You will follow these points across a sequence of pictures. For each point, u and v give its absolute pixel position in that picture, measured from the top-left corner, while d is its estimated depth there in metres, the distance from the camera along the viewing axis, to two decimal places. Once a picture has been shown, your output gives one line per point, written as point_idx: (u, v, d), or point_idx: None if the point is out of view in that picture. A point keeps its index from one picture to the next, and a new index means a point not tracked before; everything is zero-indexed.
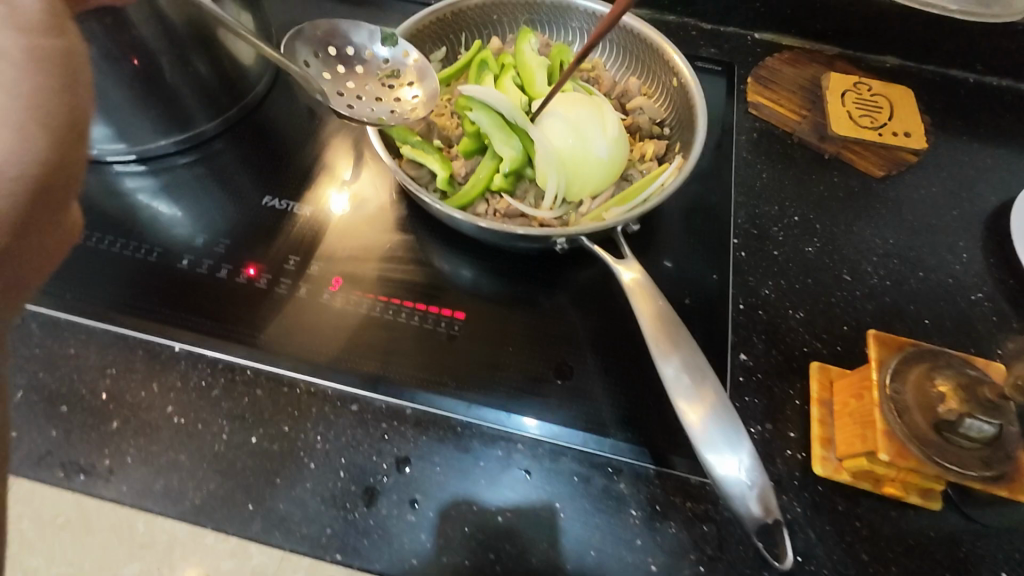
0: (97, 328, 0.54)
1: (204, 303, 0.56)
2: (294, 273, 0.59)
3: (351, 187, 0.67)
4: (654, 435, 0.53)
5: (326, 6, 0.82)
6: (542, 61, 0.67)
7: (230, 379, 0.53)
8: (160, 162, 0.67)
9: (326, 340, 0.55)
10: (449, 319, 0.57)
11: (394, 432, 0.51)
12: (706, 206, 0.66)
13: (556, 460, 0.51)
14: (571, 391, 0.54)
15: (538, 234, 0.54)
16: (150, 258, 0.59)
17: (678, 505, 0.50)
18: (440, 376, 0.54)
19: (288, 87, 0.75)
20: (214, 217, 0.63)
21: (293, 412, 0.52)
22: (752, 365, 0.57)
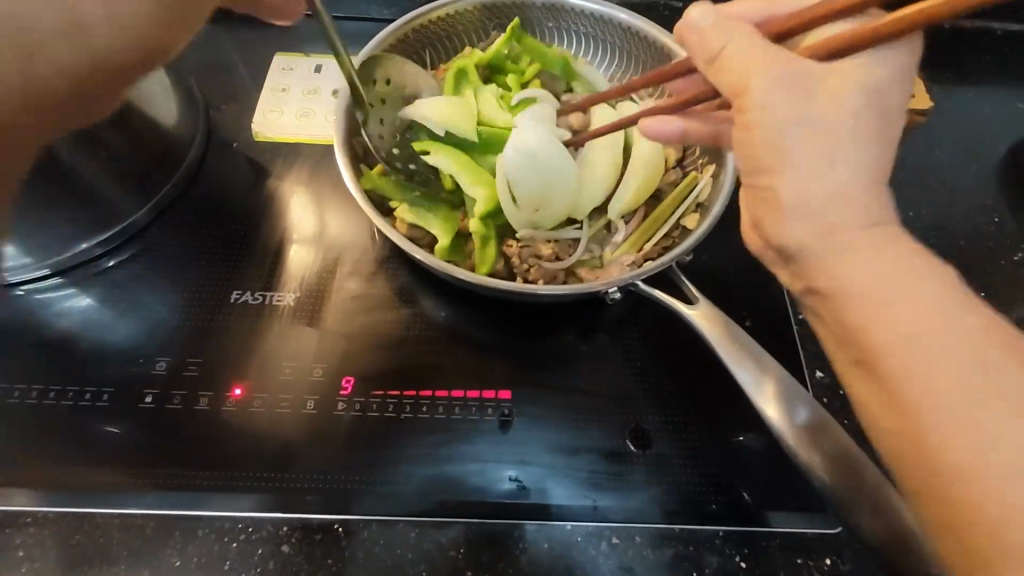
0: (51, 514, 0.43)
1: (188, 447, 0.45)
2: (293, 385, 0.48)
3: (337, 258, 0.56)
4: (752, 489, 0.47)
5: (247, 44, 0.69)
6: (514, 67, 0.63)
7: (243, 540, 0.42)
8: (83, 271, 0.54)
9: (350, 462, 0.46)
10: (494, 403, 0.49)
11: (466, 559, 0.43)
12: (731, 212, 0.61)
13: (654, 547, 0.44)
14: (651, 459, 0.47)
15: (586, 289, 0.46)
16: (100, 404, 0.47)
17: (802, 567, 0.44)
18: (499, 475, 0.46)
19: (225, 147, 0.62)
20: (171, 330, 0.51)
21: (333, 563, 0.42)
22: (831, 381, 0.52)
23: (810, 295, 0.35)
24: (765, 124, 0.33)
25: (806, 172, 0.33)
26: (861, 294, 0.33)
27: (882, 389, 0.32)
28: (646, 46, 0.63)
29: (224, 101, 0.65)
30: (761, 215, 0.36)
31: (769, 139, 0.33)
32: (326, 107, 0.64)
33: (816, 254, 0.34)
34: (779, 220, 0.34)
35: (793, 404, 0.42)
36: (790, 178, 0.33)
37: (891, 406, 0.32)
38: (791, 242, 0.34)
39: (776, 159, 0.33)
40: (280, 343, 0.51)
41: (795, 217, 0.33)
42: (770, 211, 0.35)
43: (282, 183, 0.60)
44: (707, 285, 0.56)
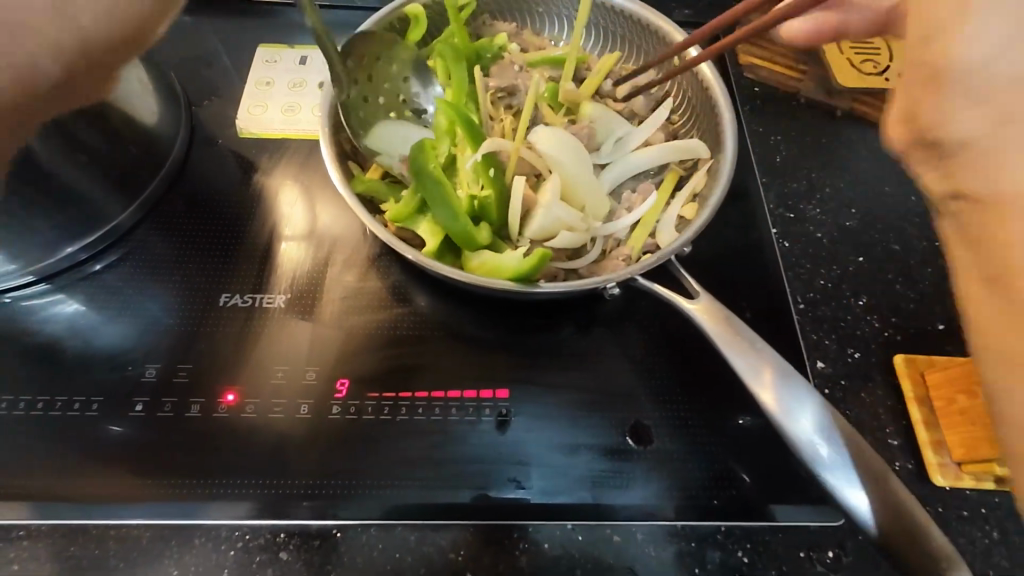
0: (42, 526, 0.42)
1: (181, 455, 0.45)
2: (287, 389, 0.48)
3: (329, 255, 0.55)
4: (753, 483, 0.46)
5: (230, 37, 0.67)
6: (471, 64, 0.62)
7: (238, 547, 0.42)
8: (69, 275, 0.53)
9: (347, 467, 0.45)
10: (490, 402, 0.48)
11: (466, 561, 0.42)
12: (728, 201, 0.60)
13: (656, 543, 0.43)
14: (650, 456, 0.46)
15: (583, 286, 0.45)
16: (90, 414, 0.46)
17: (804, 561, 0.43)
18: (498, 476, 0.45)
19: (209, 145, 0.61)
20: (159, 335, 0.50)
21: (332, 568, 0.42)
22: (831, 371, 0.51)
23: (947, 201, 0.29)
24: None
25: (1017, 46, 0.25)
26: (1009, 199, 0.26)
27: (1005, 302, 0.27)
28: (639, 29, 0.62)
29: (207, 96, 0.63)
30: (918, 103, 0.28)
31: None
32: (311, 100, 0.62)
33: (958, 152, 0.28)
34: (939, 93, 0.27)
35: (794, 396, 0.41)
36: (985, 44, 0.25)
37: (1008, 327, 0.27)
38: (956, 134, 0.27)
39: (967, 22, 0.26)
40: (273, 345, 0.50)
41: (971, 100, 0.26)
42: (931, 91, 0.27)
43: (270, 179, 0.59)
44: (706, 277, 0.55)
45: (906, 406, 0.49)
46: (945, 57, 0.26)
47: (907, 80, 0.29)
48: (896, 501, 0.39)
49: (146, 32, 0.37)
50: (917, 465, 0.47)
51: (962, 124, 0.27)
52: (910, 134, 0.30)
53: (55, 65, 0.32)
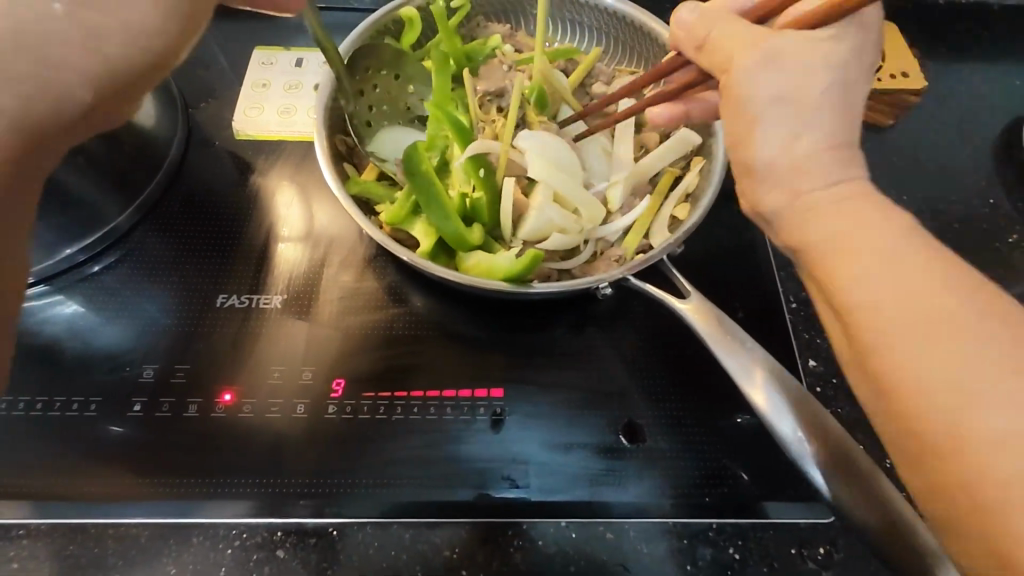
0: (42, 526, 0.43)
1: (179, 454, 0.45)
2: (284, 389, 0.48)
3: (325, 256, 0.55)
4: (744, 481, 0.47)
5: (227, 39, 0.67)
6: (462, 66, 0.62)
7: (237, 545, 0.43)
8: (68, 277, 0.53)
9: (342, 467, 0.45)
10: (485, 401, 0.48)
11: (461, 559, 0.43)
12: (722, 201, 0.60)
13: (650, 541, 0.44)
14: (644, 455, 0.47)
15: (575, 286, 0.46)
16: (88, 414, 0.47)
17: (795, 558, 0.44)
18: (494, 475, 0.46)
19: (206, 146, 0.61)
20: (157, 335, 0.50)
21: (329, 566, 0.42)
22: (823, 370, 0.51)
23: (795, 260, 0.36)
24: (746, 100, 0.34)
25: (788, 142, 0.34)
26: (841, 255, 0.32)
27: (857, 365, 0.31)
28: (632, 30, 0.62)
29: (204, 98, 0.64)
30: (744, 187, 0.37)
31: (754, 107, 0.34)
32: (307, 102, 0.63)
33: (791, 219, 0.34)
34: (757, 191, 0.36)
35: (784, 395, 0.42)
36: (774, 143, 0.34)
37: (859, 359, 0.32)
38: (768, 210, 0.35)
39: (751, 129, 0.34)
40: (270, 346, 0.50)
41: (768, 187, 0.35)
42: (748, 179, 0.36)
43: (267, 181, 0.59)
44: (699, 276, 0.56)
45: None
46: (746, 157, 0.35)
47: (734, 169, 0.37)
48: (884, 498, 0.39)
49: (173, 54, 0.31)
50: None
51: (766, 204, 0.35)
52: (753, 208, 0.37)
53: (89, 95, 0.30)
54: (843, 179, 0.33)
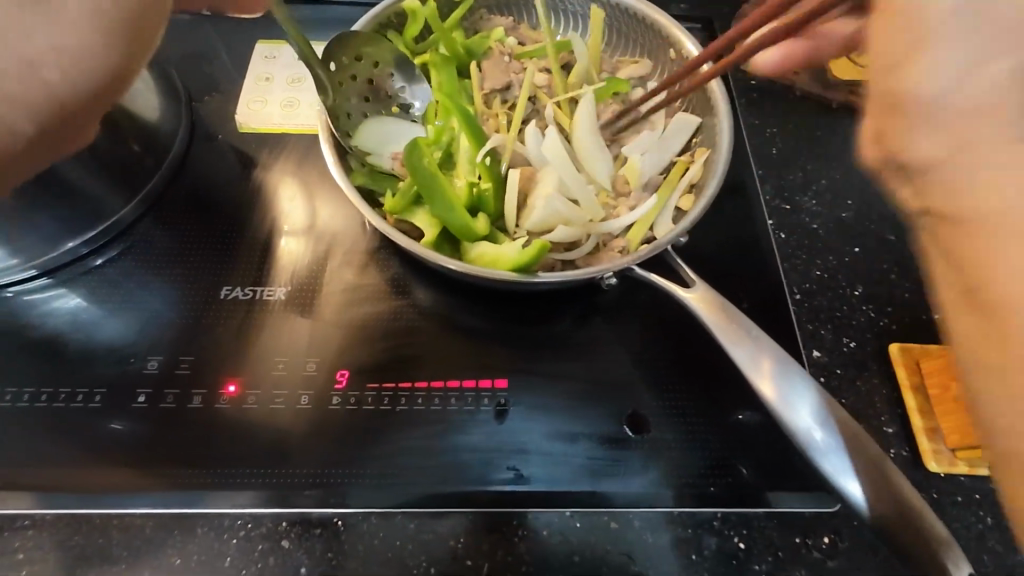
0: (46, 516, 0.43)
1: (185, 444, 0.45)
2: (289, 380, 0.48)
3: (329, 248, 0.56)
4: (751, 471, 0.47)
5: (230, 33, 0.67)
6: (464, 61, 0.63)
7: (242, 535, 0.43)
8: (71, 269, 0.53)
9: (347, 456, 0.45)
10: (489, 392, 0.48)
11: (466, 549, 0.43)
12: (725, 193, 0.60)
13: (655, 530, 0.44)
14: (648, 445, 0.47)
15: (580, 275, 0.46)
16: (92, 405, 0.47)
17: (800, 547, 0.44)
18: (498, 465, 0.46)
19: (209, 140, 0.61)
20: (162, 326, 0.50)
21: (334, 557, 0.42)
22: (828, 361, 0.51)
23: (920, 216, 0.32)
24: (925, 12, 0.29)
25: (964, 74, 0.29)
26: (984, 210, 0.29)
27: (978, 309, 0.30)
28: (634, 23, 0.62)
29: (207, 91, 0.64)
30: (886, 125, 0.32)
31: (923, 31, 0.29)
32: (310, 96, 0.63)
33: (937, 172, 0.30)
34: (898, 121, 0.31)
35: (790, 384, 0.42)
36: (940, 77, 0.29)
37: (979, 327, 0.30)
38: (917, 157, 0.31)
39: (920, 52, 0.29)
40: (274, 338, 0.50)
41: (927, 125, 0.30)
42: (895, 116, 0.31)
43: (270, 174, 0.59)
44: (703, 268, 0.56)
45: (901, 394, 0.50)
46: (903, 87, 0.30)
47: (872, 105, 0.32)
48: (891, 485, 0.39)
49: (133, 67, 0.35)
50: (912, 451, 0.48)
51: (916, 152, 0.31)
52: (883, 155, 0.33)
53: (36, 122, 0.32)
54: (1022, 131, 0.29)
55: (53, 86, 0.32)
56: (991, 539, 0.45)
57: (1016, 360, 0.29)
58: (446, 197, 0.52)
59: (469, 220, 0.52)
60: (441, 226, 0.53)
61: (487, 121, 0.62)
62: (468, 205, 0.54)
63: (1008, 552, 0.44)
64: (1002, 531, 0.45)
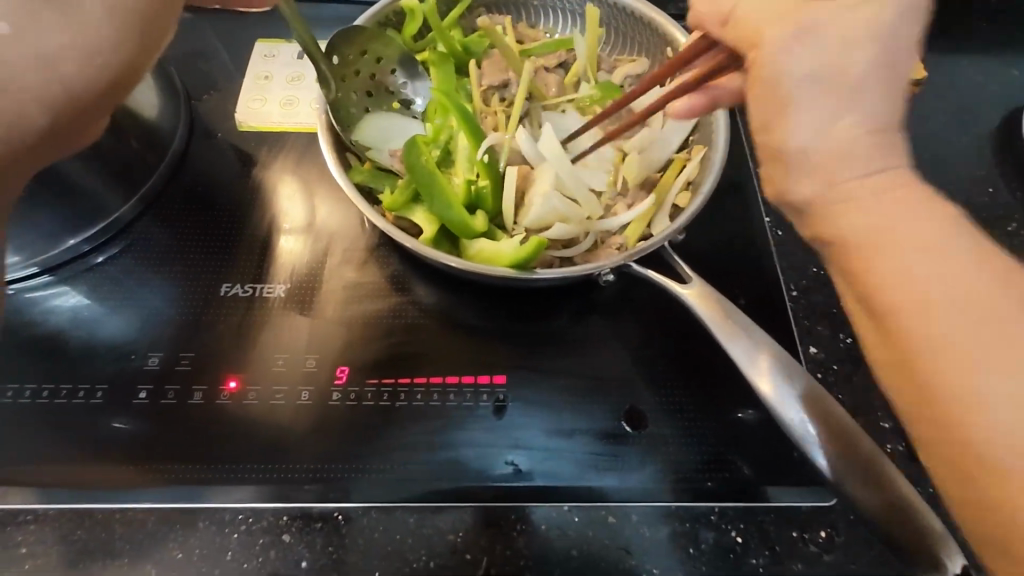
0: (49, 511, 0.43)
1: (186, 439, 0.46)
2: (289, 376, 0.49)
3: (329, 246, 0.56)
4: (747, 467, 0.47)
5: (229, 32, 0.68)
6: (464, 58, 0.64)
7: (243, 530, 0.43)
8: (71, 267, 0.53)
9: (347, 452, 0.46)
10: (488, 388, 0.49)
11: (465, 542, 0.43)
12: (722, 190, 0.61)
13: (652, 525, 0.44)
14: (646, 440, 0.47)
15: (578, 272, 0.46)
16: (94, 402, 0.47)
17: (796, 541, 0.44)
18: (496, 460, 0.46)
19: (208, 139, 0.61)
20: (162, 324, 0.51)
21: (334, 551, 0.43)
22: (824, 357, 0.52)
23: (816, 245, 0.34)
24: (779, 78, 0.31)
25: (827, 126, 0.31)
26: (862, 236, 0.31)
27: (873, 320, 0.31)
28: (632, 21, 0.63)
29: (206, 90, 0.64)
30: (771, 172, 0.34)
31: (787, 95, 0.31)
32: (310, 94, 0.63)
33: (815, 211, 0.32)
34: (782, 172, 0.33)
35: (786, 379, 0.42)
36: (805, 130, 0.31)
37: (884, 336, 0.31)
38: (798, 199, 0.33)
39: (784, 115, 0.31)
40: (274, 335, 0.50)
41: (800, 173, 0.32)
42: (776, 167, 0.33)
43: (270, 173, 0.60)
44: (700, 264, 0.56)
45: None
46: (777, 143, 0.32)
47: (761, 155, 0.34)
48: (885, 479, 0.40)
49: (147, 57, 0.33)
50: (907, 445, 0.48)
51: (794, 194, 0.33)
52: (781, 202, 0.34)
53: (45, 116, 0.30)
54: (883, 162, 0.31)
55: (67, 77, 0.29)
56: None
57: (923, 359, 0.29)
58: (444, 193, 0.52)
59: (467, 217, 0.53)
60: (440, 223, 0.54)
61: (486, 119, 0.63)
62: (466, 202, 0.54)
63: None
64: None
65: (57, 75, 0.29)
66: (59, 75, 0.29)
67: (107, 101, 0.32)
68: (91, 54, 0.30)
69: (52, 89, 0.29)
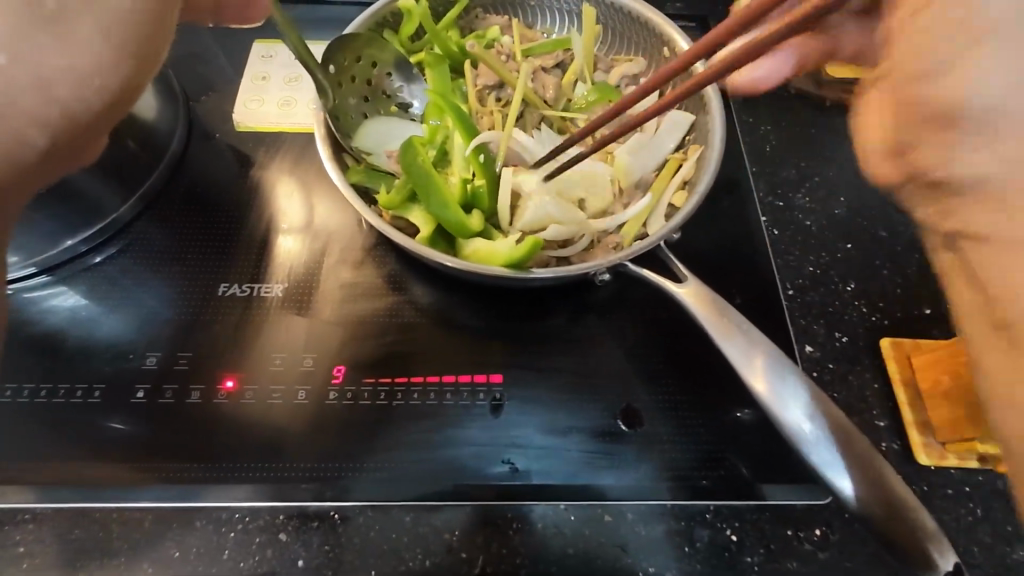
0: (47, 510, 0.43)
1: (184, 438, 0.46)
2: (286, 376, 0.49)
3: (326, 245, 0.56)
4: (743, 465, 0.47)
5: (227, 33, 0.68)
6: (461, 58, 0.64)
7: (240, 528, 0.43)
8: (70, 266, 0.54)
9: (345, 451, 0.46)
10: (484, 387, 0.49)
11: (461, 541, 0.43)
12: (718, 190, 0.61)
13: (648, 523, 0.45)
14: (642, 438, 0.47)
15: (573, 271, 0.46)
16: (92, 401, 0.47)
17: (791, 538, 0.44)
18: (492, 459, 0.46)
19: (207, 140, 0.61)
20: (160, 323, 0.51)
21: (330, 550, 0.43)
22: (820, 355, 0.52)
23: (952, 239, 0.30)
24: (962, 16, 0.26)
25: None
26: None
27: (1008, 346, 0.28)
28: (628, 21, 0.63)
29: (204, 91, 0.64)
30: (919, 138, 0.29)
31: (973, 33, 0.26)
32: (308, 95, 0.63)
33: (971, 191, 0.28)
34: (928, 131, 0.28)
35: (782, 379, 0.42)
36: (983, 86, 0.26)
37: (1018, 364, 0.28)
38: (962, 172, 0.28)
39: (979, 57, 0.26)
40: (272, 334, 0.51)
41: (975, 141, 0.27)
42: (938, 129, 0.28)
43: (267, 173, 0.60)
44: (696, 264, 0.56)
45: (892, 388, 0.50)
46: (947, 98, 0.27)
47: (892, 110, 0.30)
48: (880, 478, 0.40)
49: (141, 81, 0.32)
50: (902, 443, 0.48)
51: (945, 163, 0.28)
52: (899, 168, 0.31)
53: (44, 138, 0.29)
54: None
55: (66, 99, 0.29)
56: (980, 531, 0.45)
57: None
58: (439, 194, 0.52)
59: (463, 217, 0.53)
60: (437, 223, 0.54)
61: (482, 120, 0.63)
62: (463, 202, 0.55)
63: (996, 544, 0.45)
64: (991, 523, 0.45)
65: (54, 97, 0.28)
66: (54, 96, 0.28)
67: (106, 122, 0.31)
68: (89, 77, 0.29)
69: (47, 110, 0.28)
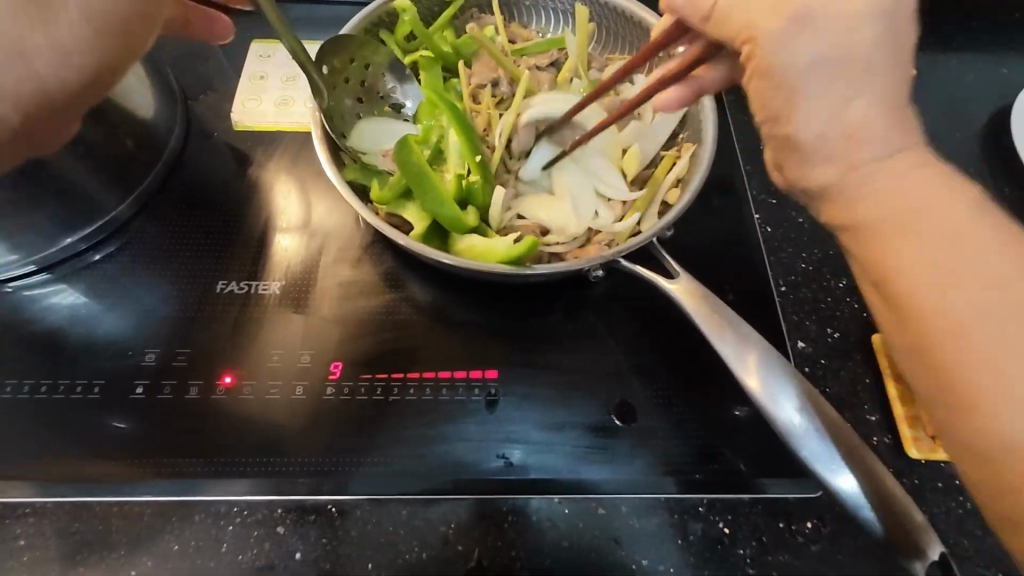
0: (48, 504, 0.44)
1: (182, 433, 0.46)
2: (284, 372, 0.49)
3: (324, 242, 0.57)
4: (736, 459, 0.48)
5: None
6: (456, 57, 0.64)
7: (238, 522, 0.44)
8: (70, 264, 0.54)
9: (342, 446, 0.47)
10: (480, 382, 0.49)
11: (457, 534, 0.44)
12: (713, 188, 0.61)
13: (642, 516, 0.45)
14: (636, 432, 0.48)
15: (565, 268, 0.47)
16: (92, 397, 0.48)
17: (784, 531, 0.45)
18: (487, 453, 0.47)
19: (206, 139, 0.62)
20: (160, 319, 0.52)
21: (328, 543, 0.43)
22: (812, 351, 0.52)
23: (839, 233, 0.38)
24: (785, 76, 0.35)
25: (840, 110, 0.34)
26: (893, 222, 0.35)
27: (894, 308, 0.35)
28: (621, 20, 0.63)
29: (203, 91, 0.65)
30: (784, 161, 0.38)
31: (790, 85, 0.35)
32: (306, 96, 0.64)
33: (839, 195, 0.36)
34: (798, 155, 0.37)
35: (773, 374, 0.43)
36: (816, 120, 0.35)
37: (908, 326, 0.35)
38: (817, 185, 0.37)
39: (792, 108, 0.35)
40: (270, 331, 0.51)
41: (820, 159, 0.36)
42: (789, 154, 0.37)
43: (265, 171, 0.60)
44: (690, 261, 0.57)
45: (883, 383, 0.51)
46: (788, 133, 0.36)
47: (771, 145, 0.38)
48: (870, 470, 0.40)
49: (109, 71, 0.39)
50: (894, 437, 0.49)
51: (816, 180, 0.37)
52: (787, 181, 0.39)
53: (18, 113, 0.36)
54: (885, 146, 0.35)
55: (42, 75, 0.36)
56: (970, 523, 0.46)
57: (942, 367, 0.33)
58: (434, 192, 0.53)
59: (458, 214, 0.53)
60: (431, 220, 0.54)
61: (477, 119, 0.64)
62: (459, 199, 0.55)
63: (986, 536, 0.45)
64: (981, 515, 0.46)
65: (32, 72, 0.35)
66: (31, 71, 0.35)
67: (84, 100, 0.40)
68: (70, 57, 0.36)
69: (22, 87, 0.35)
